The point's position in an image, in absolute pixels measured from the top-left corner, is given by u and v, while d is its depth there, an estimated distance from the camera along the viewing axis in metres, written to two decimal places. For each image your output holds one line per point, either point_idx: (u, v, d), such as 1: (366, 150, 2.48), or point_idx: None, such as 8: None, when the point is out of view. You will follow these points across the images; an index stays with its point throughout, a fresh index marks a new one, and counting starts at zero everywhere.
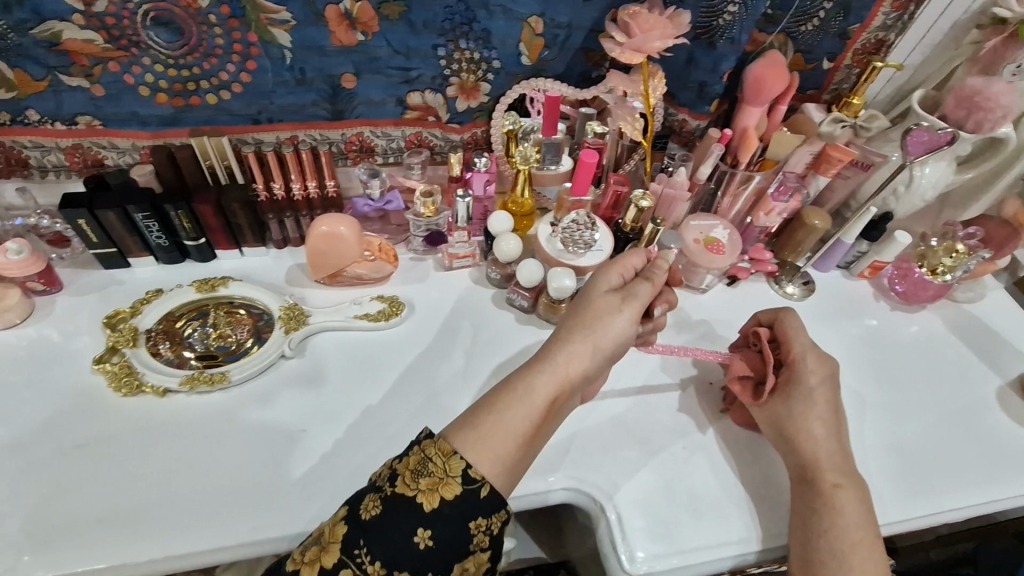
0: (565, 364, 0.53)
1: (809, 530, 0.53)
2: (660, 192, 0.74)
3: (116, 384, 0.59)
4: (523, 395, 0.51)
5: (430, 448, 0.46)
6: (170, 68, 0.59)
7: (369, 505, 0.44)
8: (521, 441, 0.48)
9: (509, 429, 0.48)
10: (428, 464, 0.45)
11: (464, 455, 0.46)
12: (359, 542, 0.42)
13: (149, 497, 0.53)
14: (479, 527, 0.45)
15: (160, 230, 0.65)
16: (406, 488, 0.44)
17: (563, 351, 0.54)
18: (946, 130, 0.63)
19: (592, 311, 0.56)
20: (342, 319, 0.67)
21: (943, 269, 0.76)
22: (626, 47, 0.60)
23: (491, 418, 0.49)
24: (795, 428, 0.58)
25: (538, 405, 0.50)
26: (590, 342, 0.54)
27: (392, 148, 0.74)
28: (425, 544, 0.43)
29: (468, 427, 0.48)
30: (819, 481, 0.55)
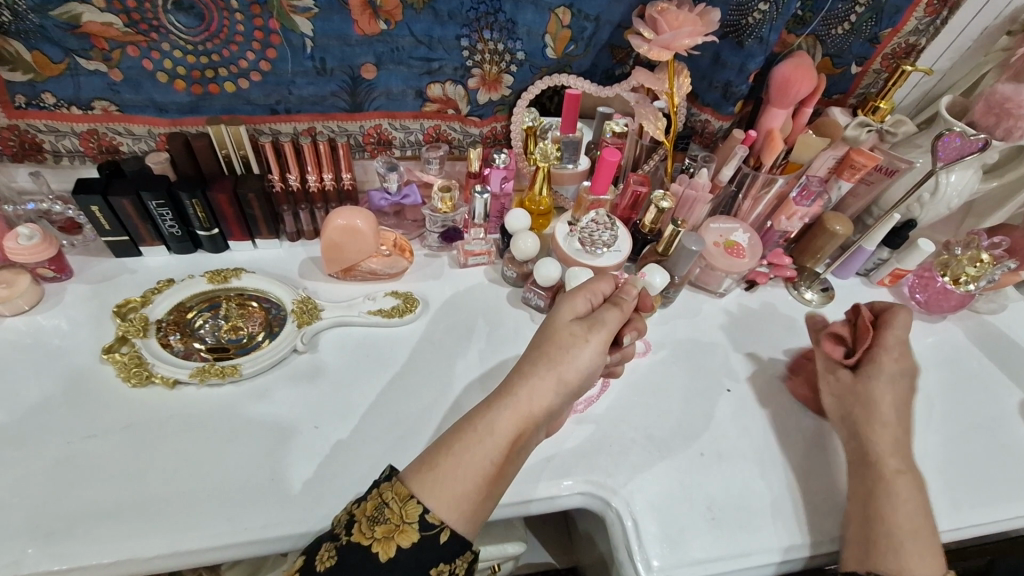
0: (530, 400, 0.49)
1: (868, 510, 0.54)
2: (681, 193, 0.72)
3: (126, 374, 0.58)
4: (484, 434, 0.47)
5: (387, 492, 0.45)
6: (190, 54, 0.58)
7: (324, 557, 0.42)
8: (484, 483, 0.46)
9: (468, 471, 0.45)
10: (384, 510, 0.43)
11: (422, 499, 0.44)
12: None
13: (158, 491, 0.52)
14: (441, 574, 0.43)
15: (174, 219, 0.64)
16: (362, 537, 0.42)
17: (527, 384, 0.49)
18: (979, 136, 0.61)
19: (556, 343, 0.51)
20: (356, 314, 0.66)
21: (965, 279, 0.73)
22: (654, 44, 0.59)
23: (449, 461, 0.46)
24: (869, 406, 0.59)
25: (500, 444, 0.47)
26: (553, 376, 0.50)
27: (410, 141, 0.73)
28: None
29: (429, 468, 0.46)
30: (882, 464, 0.56)
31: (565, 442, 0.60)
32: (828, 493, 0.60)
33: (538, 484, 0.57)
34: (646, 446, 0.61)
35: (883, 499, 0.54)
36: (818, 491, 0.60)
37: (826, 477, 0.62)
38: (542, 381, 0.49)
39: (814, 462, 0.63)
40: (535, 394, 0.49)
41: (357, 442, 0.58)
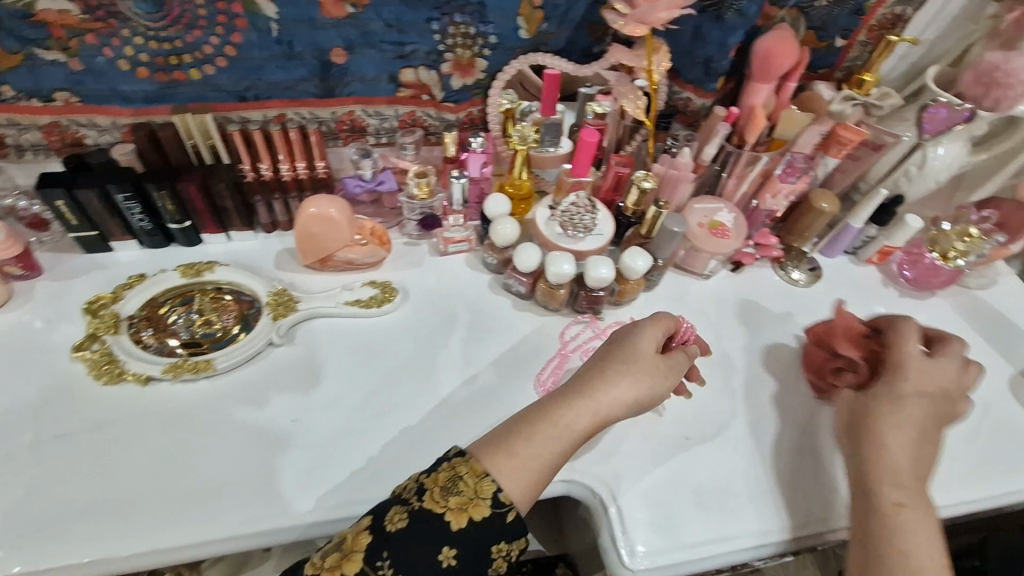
0: (608, 404, 0.52)
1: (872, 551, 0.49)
2: (663, 172, 0.71)
3: (97, 372, 0.57)
4: (559, 429, 0.50)
5: (460, 466, 0.46)
6: (152, 40, 0.56)
7: (394, 518, 0.44)
8: (550, 470, 0.49)
9: (543, 458, 0.48)
10: (459, 483, 0.45)
11: (495, 477, 0.46)
12: (382, 553, 0.42)
13: (134, 489, 0.52)
14: (500, 551, 0.46)
15: (142, 212, 0.63)
16: (434, 504, 0.45)
17: (603, 386, 0.53)
18: (964, 106, 0.64)
19: (633, 355, 0.55)
20: (332, 305, 0.65)
21: (954, 254, 0.73)
22: (630, 18, 0.57)
23: (526, 445, 0.48)
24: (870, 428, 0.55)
25: (571, 443, 0.50)
26: (629, 383, 0.53)
27: (385, 128, 0.71)
28: (449, 563, 0.43)
29: (502, 448, 0.48)
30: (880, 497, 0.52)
31: None
32: (813, 475, 0.60)
33: None
34: (631, 433, 0.60)
35: (881, 533, 0.50)
36: (804, 474, 0.60)
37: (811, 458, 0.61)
38: (624, 391, 0.53)
39: (800, 444, 0.62)
40: (606, 398, 0.52)
41: (336, 435, 0.57)
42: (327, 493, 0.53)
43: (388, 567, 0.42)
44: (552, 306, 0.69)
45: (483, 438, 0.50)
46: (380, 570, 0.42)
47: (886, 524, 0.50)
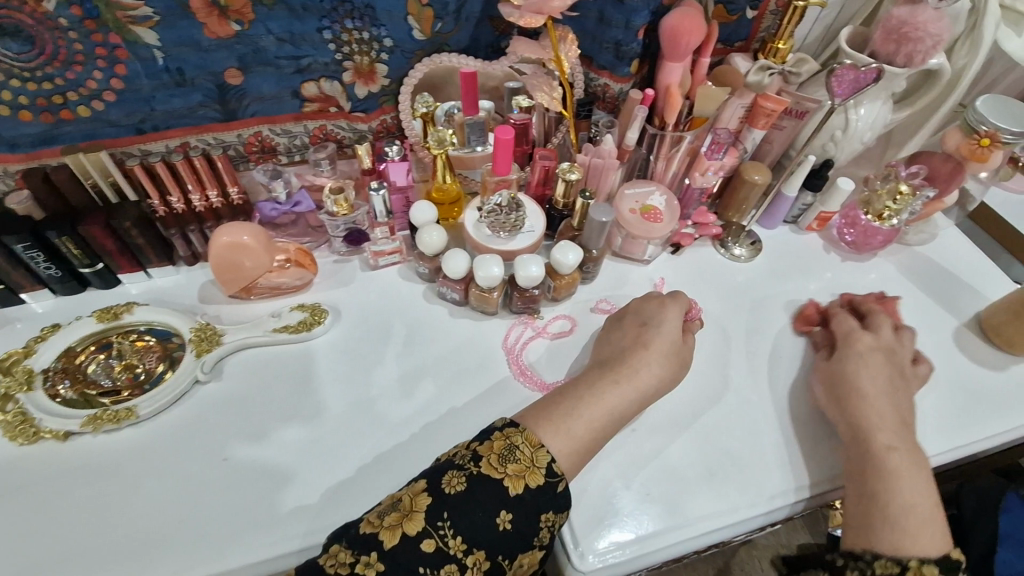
0: (646, 381, 0.56)
1: (869, 497, 0.52)
2: (587, 163, 0.69)
3: (11, 434, 0.54)
4: (605, 403, 0.53)
5: (516, 436, 0.48)
6: (29, 82, 0.53)
7: (453, 481, 0.44)
8: (594, 440, 0.51)
9: (590, 433, 0.51)
10: (516, 451, 0.47)
11: (549, 447, 0.48)
12: (443, 514, 0.43)
13: (58, 552, 0.49)
14: (546, 522, 0.46)
15: (48, 260, 0.60)
16: (492, 470, 0.45)
17: (643, 365, 0.57)
18: (870, 68, 0.59)
19: (663, 339, 0.59)
20: (260, 333, 0.63)
21: (888, 214, 0.73)
22: (525, 9, 0.56)
23: (575, 419, 0.51)
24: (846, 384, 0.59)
25: (613, 417, 0.54)
26: (661, 365, 0.57)
27: (296, 145, 0.70)
28: (504, 526, 0.44)
29: (549, 421, 0.51)
30: (871, 443, 0.55)
31: None
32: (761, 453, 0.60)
33: None
34: None
35: (876, 476, 0.53)
36: (753, 452, 0.60)
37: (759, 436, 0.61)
38: (652, 369, 0.57)
39: (749, 423, 0.62)
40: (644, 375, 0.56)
41: (271, 470, 0.55)
42: (264, 532, 0.52)
43: (449, 528, 0.42)
44: (490, 310, 0.67)
45: (530, 411, 0.52)
46: (440, 530, 0.42)
47: (885, 470, 0.53)
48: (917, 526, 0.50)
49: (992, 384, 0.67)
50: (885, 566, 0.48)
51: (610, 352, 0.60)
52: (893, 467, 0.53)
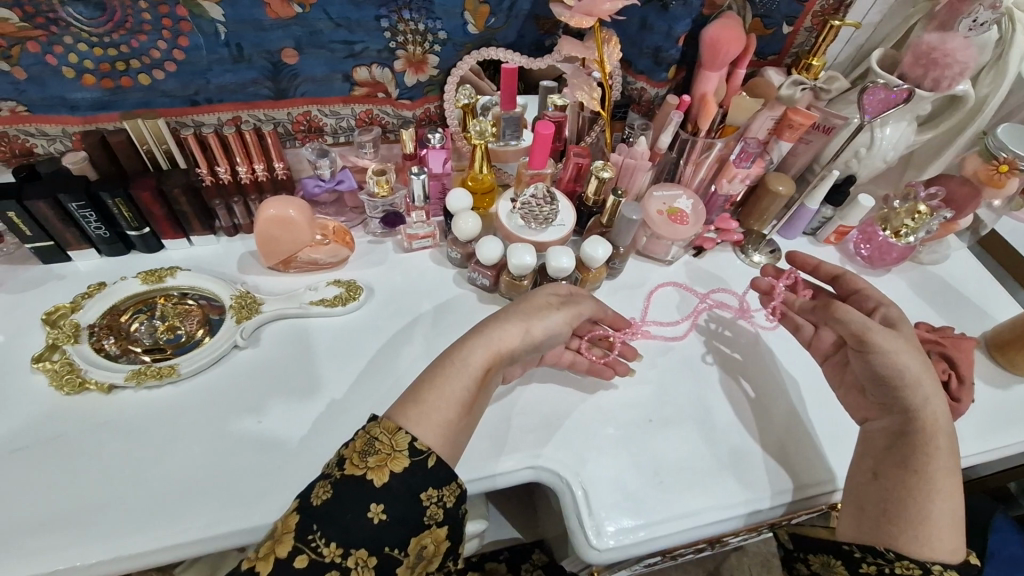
0: (501, 340, 0.54)
1: (897, 489, 0.52)
2: (620, 162, 0.72)
3: (58, 382, 0.57)
4: (465, 374, 0.51)
5: (374, 428, 0.46)
6: (96, 47, 0.56)
7: (319, 492, 0.43)
8: (456, 413, 0.49)
9: (450, 401, 0.49)
10: (375, 443, 0.45)
11: (410, 429, 0.46)
12: (313, 526, 0.41)
13: (99, 498, 0.51)
14: (431, 499, 0.45)
15: (98, 220, 0.62)
16: (355, 469, 0.44)
17: (499, 328, 0.54)
18: (900, 88, 0.63)
19: (530, 303, 0.58)
20: (296, 306, 0.65)
21: (905, 231, 0.76)
22: (576, 11, 0.58)
23: (431, 395, 0.49)
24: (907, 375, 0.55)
25: (469, 376, 0.51)
26: (522, 325, 0.55)
27: (342, 127, 0.72)
28: (379, 519, 0.43)
29: (414, 404, 0.48)
30: (917, 437, 0.54)
31: (512, 415, 0.60)
32: (772, 443, 0.62)
33: (474, 465, 0.57)
34: (596, 418, 0.62)
35: (914, 470, 0.52)
36: (766, 442, 0.62)
37: (773, 431, 0.63)
38: (511, 329, 0.54)
39: (762, 414, 0.64)
40: (506, 338, 0.54)
41: (296, 437, 0.57)
42: (297, 491, 0.54)
43: (320, 538, 0.41)
44: (516, 298, 0.70)
45: (398, 399, 0.49)
46: (312, 543, 0.41)
47: (928, 464, 0.52)
48: (943, 526, 0.50)
49: (994, 402, 0.69)
50: (907, 566, 0.49)
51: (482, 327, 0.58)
52: (937, 461, 0.52)
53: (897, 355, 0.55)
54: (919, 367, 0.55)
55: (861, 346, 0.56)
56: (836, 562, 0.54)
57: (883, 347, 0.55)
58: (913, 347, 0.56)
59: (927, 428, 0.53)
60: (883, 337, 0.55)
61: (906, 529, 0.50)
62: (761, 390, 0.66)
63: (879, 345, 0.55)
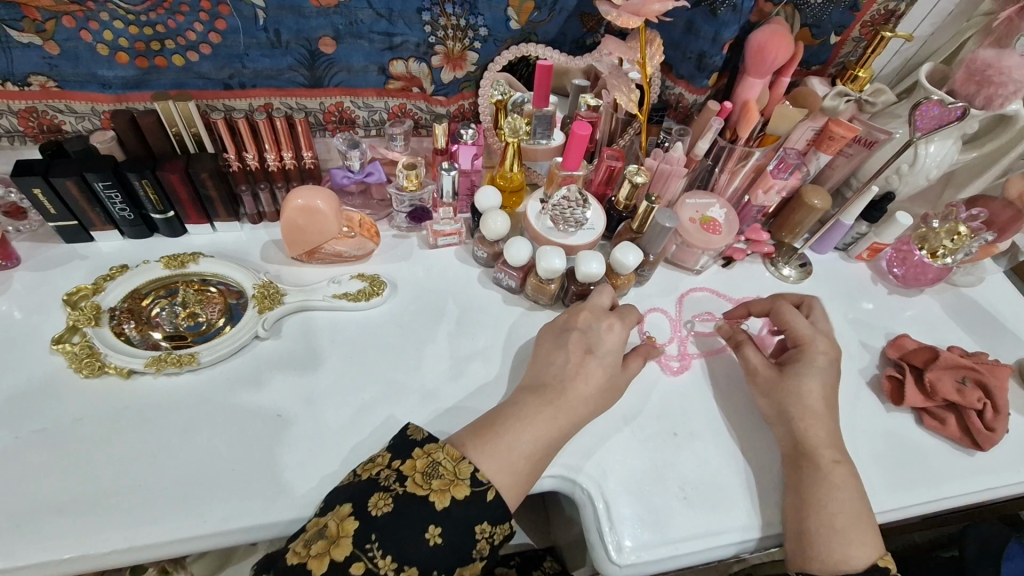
0: (570, 394, 0.54)
1: (802, 505, 0.53)
2: (655, 167, 0.71)
3: (77, 365, 0.56)
4: (533, 423, 0.51)
5: (437, 452, 0.47)
6: (131, 25, 0.54)
7: (378, 503, 0.44)
8: (523, 457, 0.49)
9: (518, 444, 0.50)
10: (438, 467, 0.46)
11: (473, 459, 0.47)
12: (370, 536, 0.42)
13: (114, 485, 0.50)
14: (483, 533, 0.45)
15: (124, 202, 0.61)
16: (417, 488, 0.45)
17: (575, 384, 0.55)
18: (958, 104, 0.59)
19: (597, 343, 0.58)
20: (320, 298, 0.64)
21: (943, 252, 0.73)
22: (622, 10, 0.57)
23: (500, 436, 0.50)
24: (791, 399, 0.58)
25: (538, 427, 0.51)
26: (587, 376, 0.55)
27: (374, 120, 0.71)
28: (435, 542, 0.43)
29: (481, 440, 0.49)
30: (815, 457, 0.55)
31: None
32: (765, 450, 0.61)
33: None
34: (623, 432, 0.60)
35: (813, 483, 0.54)
36: (757, 448, 0.61)
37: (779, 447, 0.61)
38: (580, 379, 0.55)
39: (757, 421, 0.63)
40: (573, 389, 0.54)
41: (314, 431, 0.56)
42: (313, 488, 0.53)
43: (377, 549, 0.42)
44: (543, 301, 0.68)
45: (465, 431, 0.51)
46: (369, 552, 0.42)
47: (825, 479, 0.54)
48: (846, 536, 0.51)
49: None
50: None
51: (544, 371, 0.57)
52: (830, 474, 0.54)
53: (773, 396, 0.60)
54: (802, 394, 0.58)
55: (755, 383, 0.62)
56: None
57: (761, 387, 0.61)
58: (808, 380, 0.59)
59: (811, 445, 0.56)
60: (766, 379, 0.61)
61: (815, 550, 0.51)
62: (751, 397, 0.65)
63: (764, 384, 0.61)
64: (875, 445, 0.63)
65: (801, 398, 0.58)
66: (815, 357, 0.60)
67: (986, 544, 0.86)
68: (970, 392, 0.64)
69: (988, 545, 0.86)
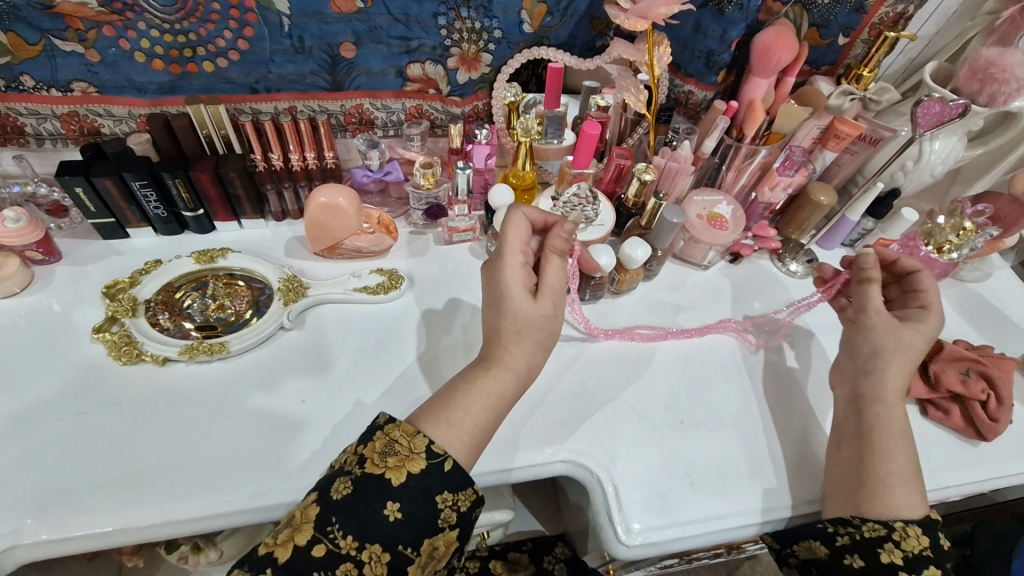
0: (502, 346, 0.53)
1: (865, 454, 0.55)
2: (663, 165, 0.73)
3: (117, 352, 0.59)
4: (474, 384, 0.52)
5: (394, 431, 0.48)
6: (166, 33, 0.58)
7: (339, 487, 0.45)
8: (481, 421, 0.51)
9: (466, 406, 0.51)
10: (394, 444, 0.47)
11: (428, 433, 0.49)
12: (331, 519, 0.44)
13: (151, 464, 0.54)
14: (445, 502, 0.47)
15: (158, 199, 0.65)
16: (374, 468, 0.46)
17: (503, 336, 0.53)
18: (957, 101, 0.61)
19: (505, 284, 0.54)
20: (340, 291, 0.67)
21: (949, 247, 0.73)
22: (630, 13, 0.59)
23: (451, 406, 0.51)
24: (882, 350, 0.58)
25: (485, 390, 0.52)
26: (508, 322, 0.53)
27: (392, 121, 0.74)
28: (395, 516, 0.45)
29: (436, 412, 0.50)
30: (880, 407, 0.57)
31: (552, 411, 0.61)
32: (779, 441, 0.62)
33: (522, 453, 0.58)
34: (637, 422, 0.62)
35: (873, 432, 0.56)
36: (772, 437, 0.63)
37: (808, 428, 0.64)
38: (505, 329, 0.53)
39: (785, 409, 0.65)
40: (501, 340, 0.54)
41: (335, 416, 0.59)
42: None
43: (337, 530, 0.44)
44: None
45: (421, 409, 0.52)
46: (330, 534, 0.44)
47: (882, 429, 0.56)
48: (897, 485, 0.53)
49: None
50: (873, 528, 0.51)
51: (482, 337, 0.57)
52: (890, 426, 0.56)
53: (868, 338, 0.59)
54: (901, 350, 0.58)
55: (860, 324, 0.60)
56: (817, 543, 0.53)
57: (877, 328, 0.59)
58: (916, 339, 0.58)
59: (877, 397, 0.57)
60: (882, 320, 0.59)
61: (868, 496, 0.53)
62: (782, 383, 0.67)
63: (873, 325, 0.59)
64: None
65: (898, 349, 0.58)
66: (936, 322, 0.59)
67: (998, 541, 0.86)
68: (975, 385, 0.65)
69: (1000, 542, 0.86)
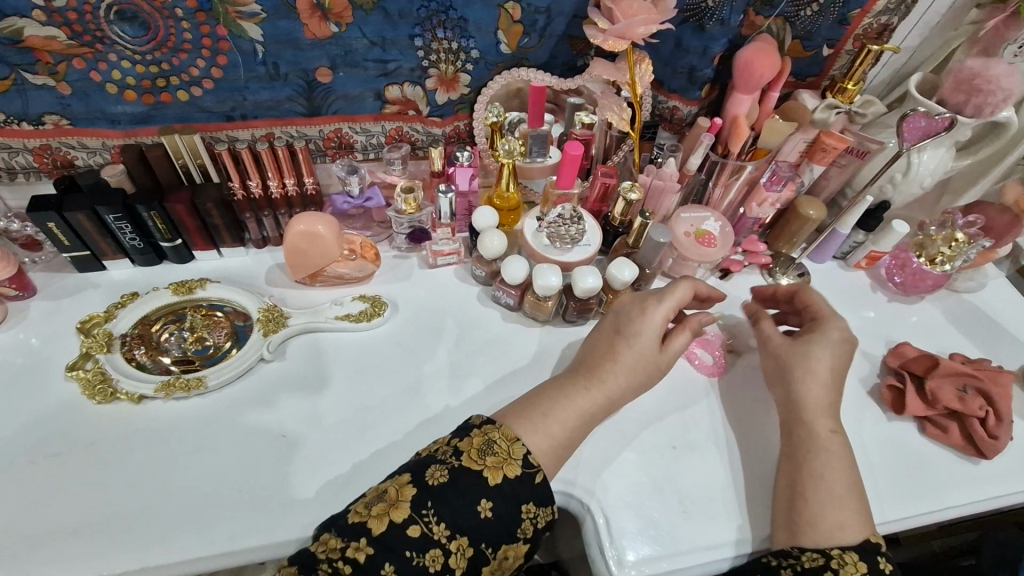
0: (611, 380, 0.55)
1: (804, 478, 0.54)
2: (648, 184, 0.72)
3: (90, 392, 0.58)
4: (571, 401, 0.53)
5: (493, 431, 0.49)
6: (138, 64, 0.57)
7: (435, 474, 0.45)
8: (565, 440, 0.51)
9: (563, 423, 0.52)
10: (494, 445, 0.47)
11: (526, 441, 0.49)
12: (427, 503, 0.44)
13: (126, 507, 0.52)
14: (528, 513, 0.46)
15: (133, 231, 0.64)
16: (472, 463, 0.46)
17: (614, 369, 0.55)
18: (943, 116, 0.61)
19: (632, 321, 0.57)
20: (324, 320, 0.66)
21: (941, 259, 0.74)
22: (609, 34, 0.58)
23: (548, 418, 0.51)
24: (798, 369, 0.59)
25: (577, 410, 0.53)
26: (623, 360, 0.56)
27: (372, 144, 0.73)
28: (486, 514, 0.44)
29: (526, 417, 0.51)
30: (814, 425, 0.57)
31: None
32: (765, 465, 0.61)
33: None
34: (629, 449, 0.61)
35: (816, 452, 0.55)
36: (755, 461, 0.61)
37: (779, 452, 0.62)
38: (614, 368, 0.55)
39: (760, 431, 0.64)
40: (608, 369, 0.55)
41: (316, 451, 0.57)
42: (320, 503, 0.54)
43: (432, 515, 0.43)
44: (542, 318, 0.69)
45: (510, 409, 0.52)
46: (424, 517, 0.43)
47: (821, 448, 0.55)
48: (832, 505, 0.51)
49: None
50: (812, 558, 0.48)
51: (583, 356, 0.58)
52: (826, 444, 0.55)
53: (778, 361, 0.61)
54: (813, 364, 0.59)
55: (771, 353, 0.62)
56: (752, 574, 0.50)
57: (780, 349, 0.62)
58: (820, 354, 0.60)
59: (807, 415, 0.57)
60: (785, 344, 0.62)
61: (806, 520, 0.51)
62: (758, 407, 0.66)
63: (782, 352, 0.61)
64: (879, 454, 0.63)
65: (808, 365, 0.59)
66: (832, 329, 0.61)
67: None
68: (972, 398, 0.64)
69: None
